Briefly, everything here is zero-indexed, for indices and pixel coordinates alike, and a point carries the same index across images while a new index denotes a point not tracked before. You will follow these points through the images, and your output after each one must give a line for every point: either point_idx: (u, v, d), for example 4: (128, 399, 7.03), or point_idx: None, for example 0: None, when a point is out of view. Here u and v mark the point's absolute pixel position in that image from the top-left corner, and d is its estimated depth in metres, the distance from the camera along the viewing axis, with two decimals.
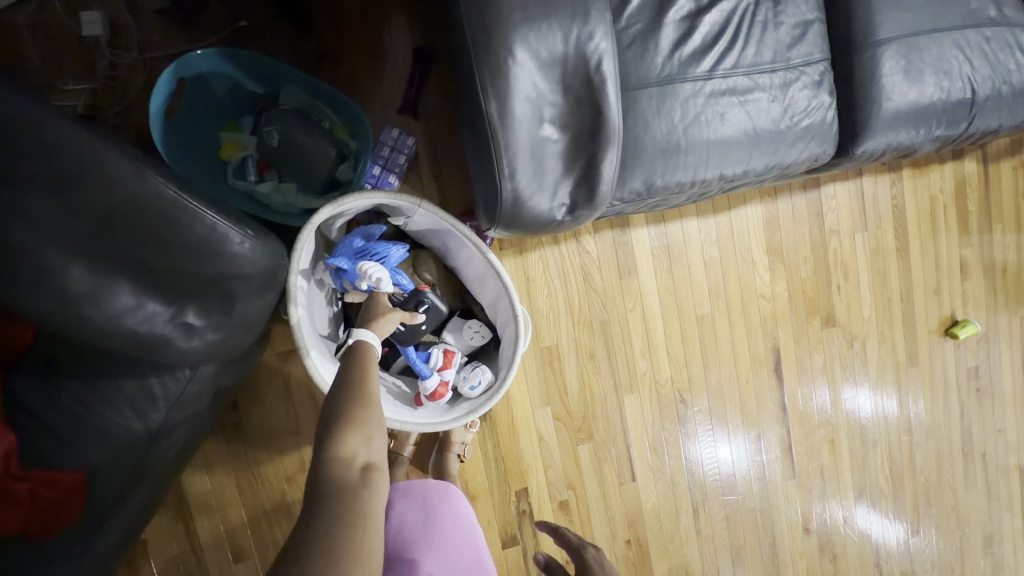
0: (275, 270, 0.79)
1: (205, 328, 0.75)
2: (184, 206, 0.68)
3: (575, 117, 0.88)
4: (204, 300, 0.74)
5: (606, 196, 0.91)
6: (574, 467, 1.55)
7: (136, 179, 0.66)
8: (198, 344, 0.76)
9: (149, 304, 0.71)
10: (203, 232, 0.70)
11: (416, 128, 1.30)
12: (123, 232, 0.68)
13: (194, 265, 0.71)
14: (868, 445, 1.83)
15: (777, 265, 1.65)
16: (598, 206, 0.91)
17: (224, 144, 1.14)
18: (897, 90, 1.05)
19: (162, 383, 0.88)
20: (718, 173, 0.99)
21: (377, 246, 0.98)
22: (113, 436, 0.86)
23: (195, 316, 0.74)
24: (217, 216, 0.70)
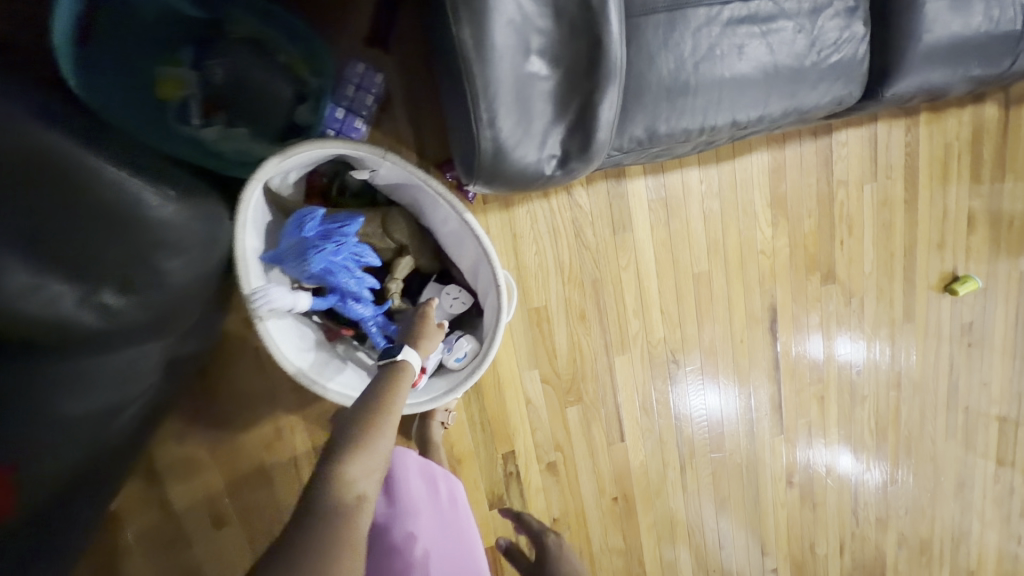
0: (193, 240, 0.80)
1: (121, 304, 0.72)
2: (99, 171, 0.64)
3: (568, 49, 0.74)
4: (120, 274, 0.70)
5: (604, 146, 0.79)
6: (562, 428, 1.51)
7: (21, 133, 0.57)
8: (112, 319, 0.72)
9: (49, 285, 0.63)
10: (123, 198, 0.67)
11: (387, 64, 1.14)
12: (19, 199, 0.57)
13: (112, 235, 0.67)
14: (856, 400, 1.83)
15: (780, 218, 1.56)
16: (592, 158, 0.79)
17: (162, 81, 0.97)
18: (939, 21, 0.92)
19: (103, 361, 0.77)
20: (730, 119, 0.86)
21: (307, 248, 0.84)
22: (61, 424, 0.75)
23: (108, 293, 0.70)
24: (135, 181, 0.69)
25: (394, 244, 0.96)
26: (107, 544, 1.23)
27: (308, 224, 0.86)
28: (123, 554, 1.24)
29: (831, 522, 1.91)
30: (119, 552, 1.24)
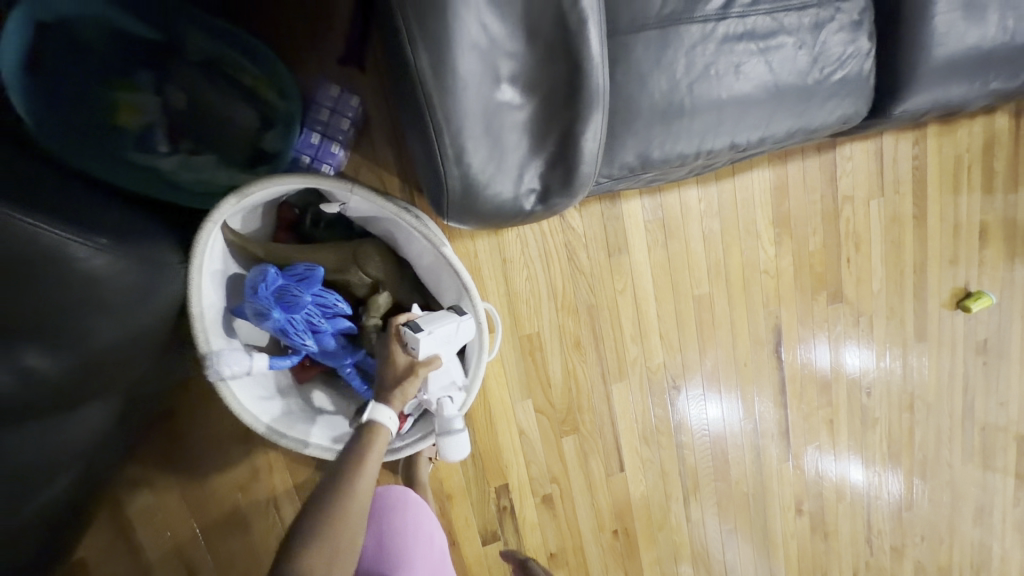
0: (146, 284, 0.78)
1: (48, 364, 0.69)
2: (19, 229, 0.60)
3: (546, 73, 0.67)
4: (45, 333, 0.67)
5: (588, 177, 0.72)
6: (557, 460, 1.43)
7: None
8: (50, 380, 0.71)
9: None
10: (42, 251, 0.63)
11: (363, 83, 1.08)
12: None
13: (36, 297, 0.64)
14: (867, 423, 1.74)
15: (783, 237, 1.49)
16: (576, 189, 0.72)
17: (118, 107, 0.87)
18: (953, 33, 0.85)
19: None
20: (729, 142, 0.80)
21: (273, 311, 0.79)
22: None
23: (34, 357, 0.68)
24: (64, 229, 0.64)
25: (368, 279, 0.88)
26: None
27: (263, 287, 0.78)
28: None
29: (845, 551, 1.81)
30: None
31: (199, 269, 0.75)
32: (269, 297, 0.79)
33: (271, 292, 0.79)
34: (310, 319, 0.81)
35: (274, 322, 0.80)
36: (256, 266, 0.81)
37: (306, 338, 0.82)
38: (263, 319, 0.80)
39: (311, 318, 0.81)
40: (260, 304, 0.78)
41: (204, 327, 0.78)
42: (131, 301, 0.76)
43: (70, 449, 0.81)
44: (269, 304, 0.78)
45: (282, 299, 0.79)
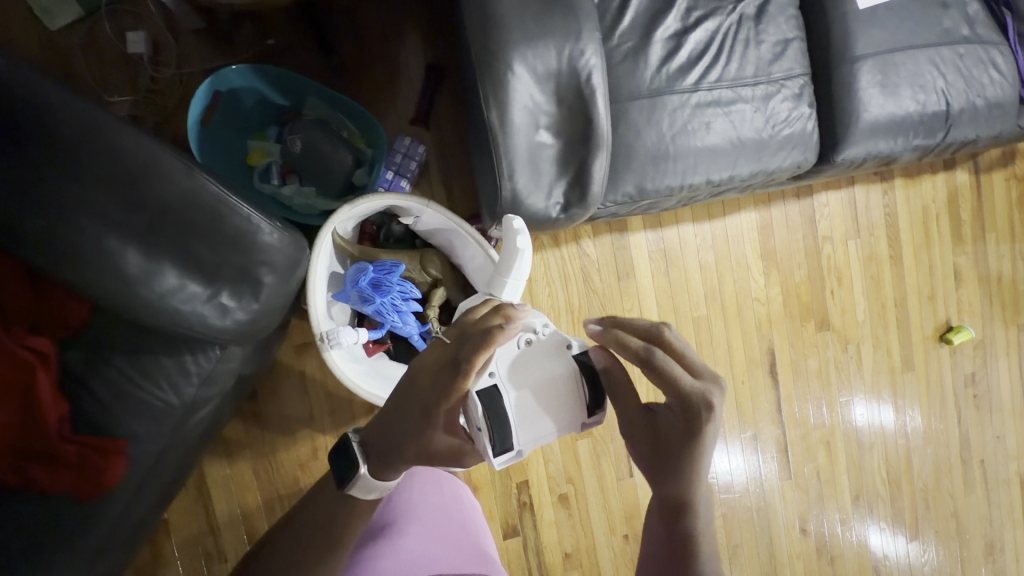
0: (299, 262, 0.85)
1: (237, 309, 0.81)
2: (225, 199, 0.76)
3: (568, 124, 0.96)
4: (236, 284, 0.80)
5: (598, 197, 0.99)
6: (573, 461, 1.60)
7: (160, 177, 0.74)
8: (241, 329, 0.83)
9: (188, 288, 0.78)
10: (240, 224, 0.77)
11: (427, 137, 1.40)
12: (171, 226, 0.76)
13: (228, 253, 0.78)
14: (864, 448, 1.87)
15: (771, 269, 1.72)
16: (589, 205, 0.99)
17: (252, 152, 1.25)
18: (874, 102, 1.13)
19: (196, 360, 0.89)
20: (705, 178, 1.07)
21: (372, 295, 1.04)
22: (154, 410, 0.88)
23: (229, 298, 0.80)
24: (252, 209, 0.78)
25: (429, 277, 1.14)
26: (153, 550, 1.35)
27: (362, 278, 1.05)
28: (166, 563, 1.36)
29: None
30: (163, 561, 1.36)
31: (317, 260, 0.99)
32: (367, 286, 1.05)
33: (368, 282, 1.05)
34: (395, 302, 1.05)
35: (370, 304, 1.05)
36: (354, 265, 1.08)
37: (393, 318, 1.06)
38: (361, 302, 1.06)
39: (396, 303, 1.06)
40: (362, 291, 1.04)
41: (314, 305, 0.99)
42: (293, 274, 0.85)
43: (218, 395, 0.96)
44: (368, 291, 1.04)
45: (377, 287, 1.05)
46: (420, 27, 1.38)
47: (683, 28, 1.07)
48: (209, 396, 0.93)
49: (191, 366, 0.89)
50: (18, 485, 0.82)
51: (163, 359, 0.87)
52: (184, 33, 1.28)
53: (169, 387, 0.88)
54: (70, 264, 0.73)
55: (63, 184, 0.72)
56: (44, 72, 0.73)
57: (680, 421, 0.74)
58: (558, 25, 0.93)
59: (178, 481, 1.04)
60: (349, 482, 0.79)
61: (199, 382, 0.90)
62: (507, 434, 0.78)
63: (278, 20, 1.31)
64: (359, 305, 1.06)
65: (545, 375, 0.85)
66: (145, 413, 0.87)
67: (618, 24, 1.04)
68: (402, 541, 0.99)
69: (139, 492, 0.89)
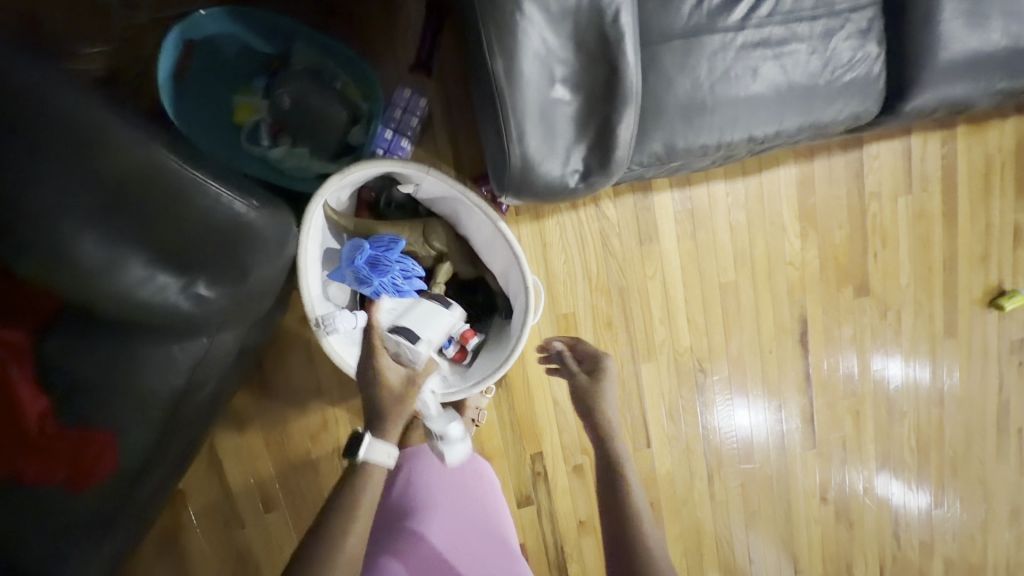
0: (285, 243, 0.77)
1: (215, 298, 0.75)
2: (188, 177, 0.67)
3: (588, 74, 0.82)
4: (214, 271, 0.73)
5: (623, 162, 0.86)
6: (588, 431, 1.56)
7: (111, 149, 0.64)
8: (220, 316, 0.77)
9: (159, 277, 0.72)
10: (208, 204, 0.68)
11: (430, 87, 1.25)
12: (131, 207, 0.67)
13: (198, 238, 0.70)
14: (894, 416, 1.79)
15: (808, 230, 1.57)
16: (612, 172, 0.86)
17: (238, 108, 1.12)
18: (956, 38, 0.95)
19: (183, 348, 0.83)
20: (746, 135, 0.92)
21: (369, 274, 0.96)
22: (147, 402, 0.82)
23: (205, 287, 0.74)
24: (221, 187, 0.69)
25: (433, 251, 1.07)
26: (173, 516, 1.37)
27: (358, 256, 0.96)
28: (186, 529, 1.38)
29: (869, 542, 1.85)
30: (183, 527, 1.38)
31: (306, 239, 0.89)
32: (364, 265, 0.96)
33: (365, 261, 0.96)
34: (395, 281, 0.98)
35: (368, 284, 0.97)
36: (349, 242, 0.99)
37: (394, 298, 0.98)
38: (360, 282, 0.98)
39: (393, 283, 0.98)
40: (359, 270, 0.96)
41: (306, 290, 0.91)
42: (278, 259, 0.77)
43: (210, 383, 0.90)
44: (366, 271, 0.95)
45: (375, 266, 0.96)
46: None
47: None
48: (202, 380, 0.88)
49: (178, 352, 0.83)
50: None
51: (146, 345, 0.81)
52: None
53: (157, 375, 0.82)
54: (27, 251, 0.67)
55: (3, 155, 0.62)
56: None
57: (590, 376, 1.12)
58: None
59: (183, 463, 1.01)
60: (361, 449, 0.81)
61: (188, 367, 0.84)
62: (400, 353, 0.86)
63: None
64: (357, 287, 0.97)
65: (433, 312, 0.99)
66: (133, 404, 0.81)
67: None
68: (426, 527, 1.11)
69: (139, 481, 0.85)
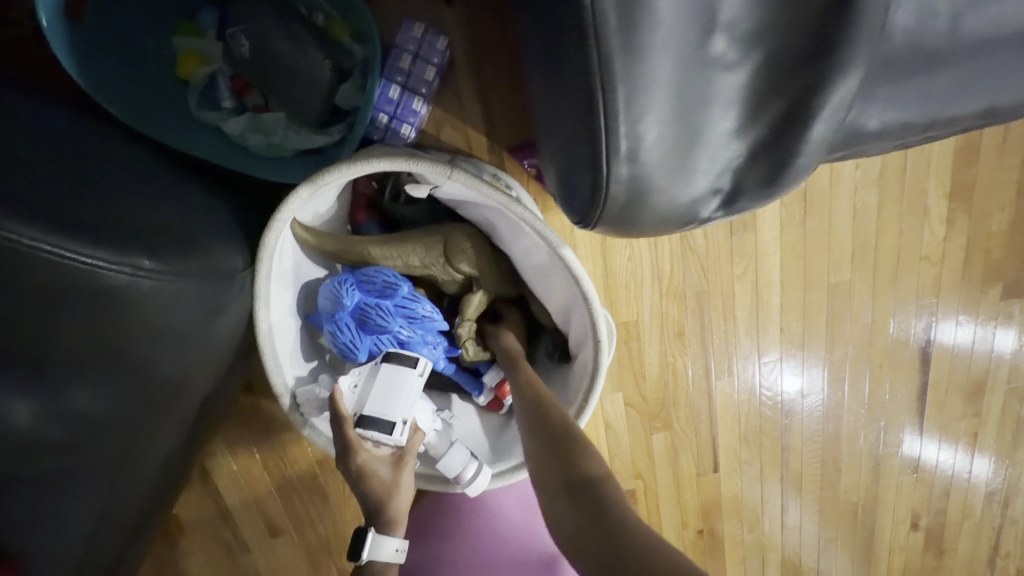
0: (214, 304, 0.64)
1: (100, 405, 0.57)
2: (41, 256, 0.48)
3: (763, 14, 0.45)
4: (95, 373, 0.55)
5: (797, 171, 0.51)
6: (645, 457, 1.29)
7: None
8: (106, 423, 0.59)
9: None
10: (81, 283, 0.51)
11: (453, 20, 0.87)
12: None
13: (62, 336, 0.52)
14: (1018, 438, 1.47)
15: (957, 214, 1.18)
16: (773, 188, 0.52)
17: (181, 56, 0.80)
18: None
19: (101, 454, 0.62)
20: (987, 106, 0.55)
21: (351, 337, 0.72)
22: (64, 516, 0.63)
23: (82, 397, 0.55)
24: (96, 253, 0.51)
25: (461, 275, 0.76)
26: (164, 543, 1.21)
27: (339, 310, 0.72)
28: (180, 556, 1.22)
29: (961, 573, 1.59)
30: (177, 555, 1.21)
31: (268, 291, 0.67)
32: (350, 322, 0.72)
33: (351, 316, 0.72)
34: (398, 334, 0.74)
35: (356, 350, 0.73)
36: (323, 287, 0.74)
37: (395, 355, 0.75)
38: (346, 351, 0.74)
39: (399, 333, 0.74)
40: (342, 328, 0.72)
41: (275, 358, 0.71)
42: (201, 323, 0.63)
43: (148, 468, 0.71)
44: (351, 327, 0.72)
45: (363, 319, 0.72)
46: None
47: None
48: (133, 474, 0.68)
49: (84, 465, 0.61)
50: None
51: (28, 469, 0.57)
52: None
53: (70, 489, 0.61)
54: None
55: None
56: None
57: None
58: None
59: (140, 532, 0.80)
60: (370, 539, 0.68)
61: (111, 469, 0.64)
62: (385, 419, 0.69)
63: None
64: (341, 351, 0.74)
65: (371, 374, 0.72)
66: (42, 527, 0.61)
67: None
68: None
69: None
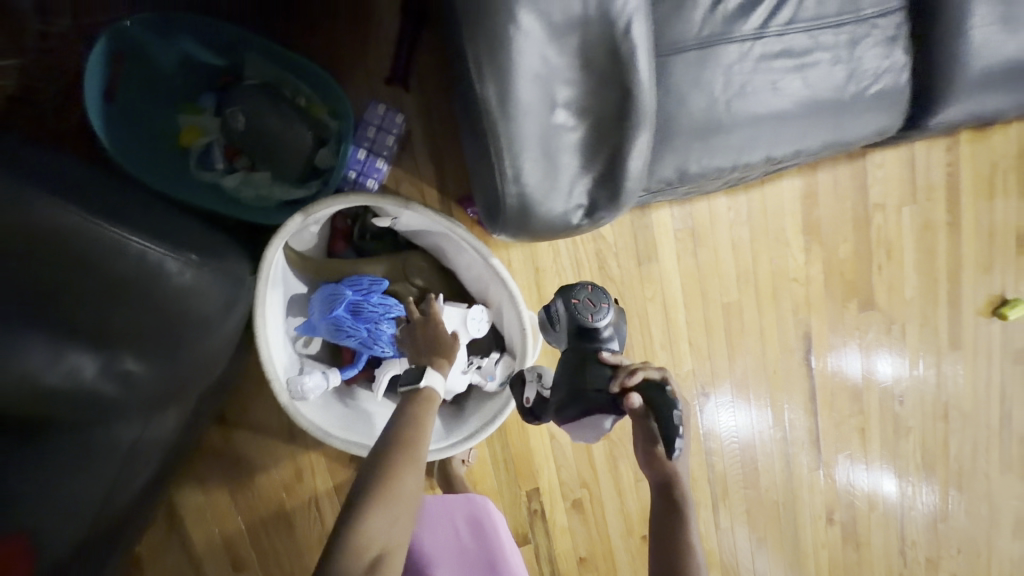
0: (232, 300, 0.78)
1: (142, 371, 0.73)
2: (123, 246, 0.65)
3: (594, 98, 0.70)
4: (142, 344, 0.72)
5: (633, 194, 0.75)
6: (588, 466, 1.45)
7: (19, 215, 0.59)
8: (145, 390, 0.74)
9: (71, 356, 0.68)
10: (144, 271, 0.67)
11: (408, 102, 1.12)
12: (39, 286, 0.64)
13: (127, 312, 0.69)
14: (900, 433, 1.73)
15: (813, 245, 1.49)
16: (621, 205, 0.75)
17: (183, 129, 0.98)
18: (988, 45, 0.85)
19: (122, 429, 0.74)
20: (765, 155, 0.82)
21: (350, 324, 0.86)
22: (73, 502, 0.69)
23: (131, 362, 0.72)
24: (159, 248, 0.68)
25: (416, 288, 0.95)
26: None
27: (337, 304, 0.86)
28: None
29: (877, 562, 1.79)
30: None
31: (264, 292, 0.83)
32: (345, 314, 0.86)
33: (347, 310, 0.86)
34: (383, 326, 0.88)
35: (352, 335, 0.87)
36: (324, 286, 0.88)
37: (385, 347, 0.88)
38: (341, 338, 0.88)
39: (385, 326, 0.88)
40: (340, 321, 0.86)
41: (270, 352, 0.82)
42: (221, 316, 0.77)
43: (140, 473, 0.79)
44: (347, 319, 0.85)
45: (356, 313, 0.86)
46: None
47: None
48: (131, 474, 0.77)
49: (105, 438, 0.73)
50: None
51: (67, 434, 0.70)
52: None
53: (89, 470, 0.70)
54: None
55: None
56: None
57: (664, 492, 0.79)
58: None
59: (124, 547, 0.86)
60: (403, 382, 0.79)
61: (117, 459, 0.73)
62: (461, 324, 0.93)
63: None
64: (338, 335, 0.87)
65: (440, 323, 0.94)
66: (56, 506, 0.67)
67: None
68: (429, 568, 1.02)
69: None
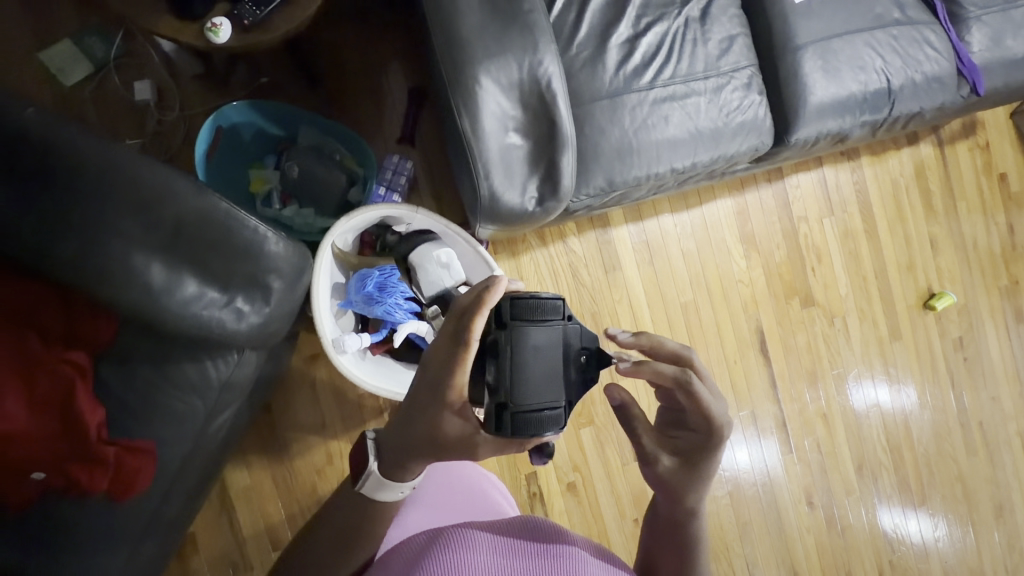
0: (304, 269, 0.93)
1: (251, 312, 0.89)
2: (234, 215, 0.85)
3: (539, 127, 1.05)
4: (248, 291, 0.89)
5: (569, 190, 1.07)
6: (578, 450, 1.66)
7: (177, 194, 0.83)
8: (253, 330, 0.90)
9: (207, 293, 0.86)
10: (247, 236, 0.86)
11: (415, 154, 1.50)
12: (189, 241, 0.85)
13: (237, 266, 0.87)
14: (861, 418, 1.92)
15: (751, 252, 1.80)
16: (562, 197, 1.07)
17: (253, 180, 1.34)
18: (818, 85, 1.22)
19: (216, 365, 0.97)
20: (669, 167, 1.15)
21: (377, 295, 1.17)
22: (182, 415, 0.95)
23: (243, 302, 0.88)
24: (258, 221, 0.87)
25: None
26: (182, 564, 1.41)
27: (368, 281, 1.17)
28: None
29: (863, 547, 1.90)
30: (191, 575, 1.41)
31: (319, 273, 1.09)
32: (373, 288, 1.17)
33: (375, 284, 1.18)
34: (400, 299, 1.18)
35: (379, 304, 1.17)
36: (359, 270, 1.21)
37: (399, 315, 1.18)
38: (369, 309, 1.18)
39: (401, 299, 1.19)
40: (369, 294, 1.17)
41: (322, 323, 1.08)
42: (297, 280, 0.93)
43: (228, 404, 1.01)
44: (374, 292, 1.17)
45: (381, 288, 1.18)
46: (401, 54, 1.50)
47: (634, 34, 1.16)
48: (224, 403, 1.00)
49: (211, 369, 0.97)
50: (20, 504, 0.85)
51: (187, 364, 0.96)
52: (186, 80, 1.39)
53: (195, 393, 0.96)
54: (97, 284, 0.82)
55: (96, 214, 0.81)
56: (44, 111, 0.80)
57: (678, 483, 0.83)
58: (516, 40, 1.01)
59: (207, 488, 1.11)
60: (361, 480, 0.84)
61: (216, 389, 0.97)
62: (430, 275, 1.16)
63: (269, 61, 1.43)
64: (367, 305, 1.18)
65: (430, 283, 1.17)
66: (172, 419, 0.95)
67: (575, 35, 1.13)
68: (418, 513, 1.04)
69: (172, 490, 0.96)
